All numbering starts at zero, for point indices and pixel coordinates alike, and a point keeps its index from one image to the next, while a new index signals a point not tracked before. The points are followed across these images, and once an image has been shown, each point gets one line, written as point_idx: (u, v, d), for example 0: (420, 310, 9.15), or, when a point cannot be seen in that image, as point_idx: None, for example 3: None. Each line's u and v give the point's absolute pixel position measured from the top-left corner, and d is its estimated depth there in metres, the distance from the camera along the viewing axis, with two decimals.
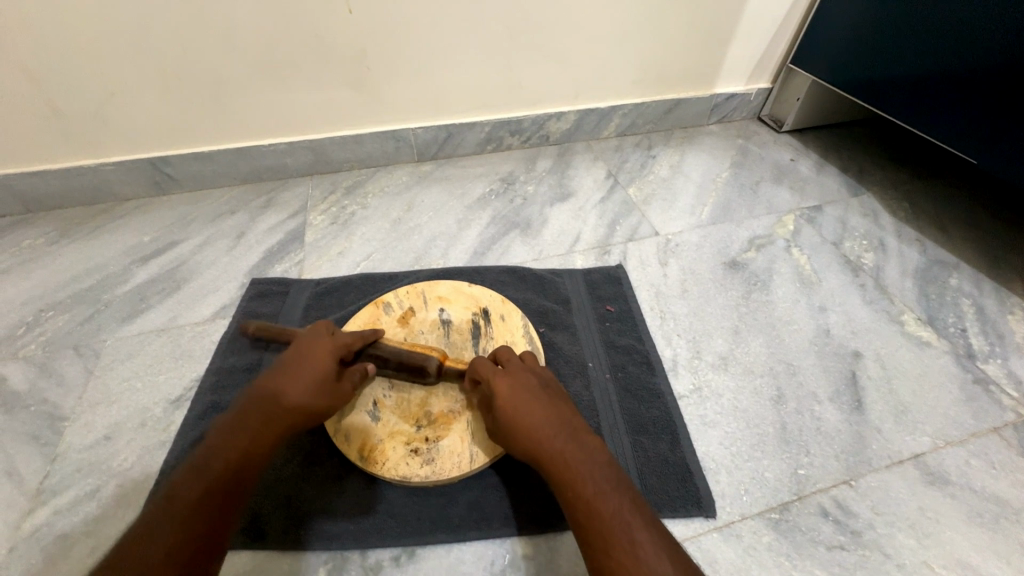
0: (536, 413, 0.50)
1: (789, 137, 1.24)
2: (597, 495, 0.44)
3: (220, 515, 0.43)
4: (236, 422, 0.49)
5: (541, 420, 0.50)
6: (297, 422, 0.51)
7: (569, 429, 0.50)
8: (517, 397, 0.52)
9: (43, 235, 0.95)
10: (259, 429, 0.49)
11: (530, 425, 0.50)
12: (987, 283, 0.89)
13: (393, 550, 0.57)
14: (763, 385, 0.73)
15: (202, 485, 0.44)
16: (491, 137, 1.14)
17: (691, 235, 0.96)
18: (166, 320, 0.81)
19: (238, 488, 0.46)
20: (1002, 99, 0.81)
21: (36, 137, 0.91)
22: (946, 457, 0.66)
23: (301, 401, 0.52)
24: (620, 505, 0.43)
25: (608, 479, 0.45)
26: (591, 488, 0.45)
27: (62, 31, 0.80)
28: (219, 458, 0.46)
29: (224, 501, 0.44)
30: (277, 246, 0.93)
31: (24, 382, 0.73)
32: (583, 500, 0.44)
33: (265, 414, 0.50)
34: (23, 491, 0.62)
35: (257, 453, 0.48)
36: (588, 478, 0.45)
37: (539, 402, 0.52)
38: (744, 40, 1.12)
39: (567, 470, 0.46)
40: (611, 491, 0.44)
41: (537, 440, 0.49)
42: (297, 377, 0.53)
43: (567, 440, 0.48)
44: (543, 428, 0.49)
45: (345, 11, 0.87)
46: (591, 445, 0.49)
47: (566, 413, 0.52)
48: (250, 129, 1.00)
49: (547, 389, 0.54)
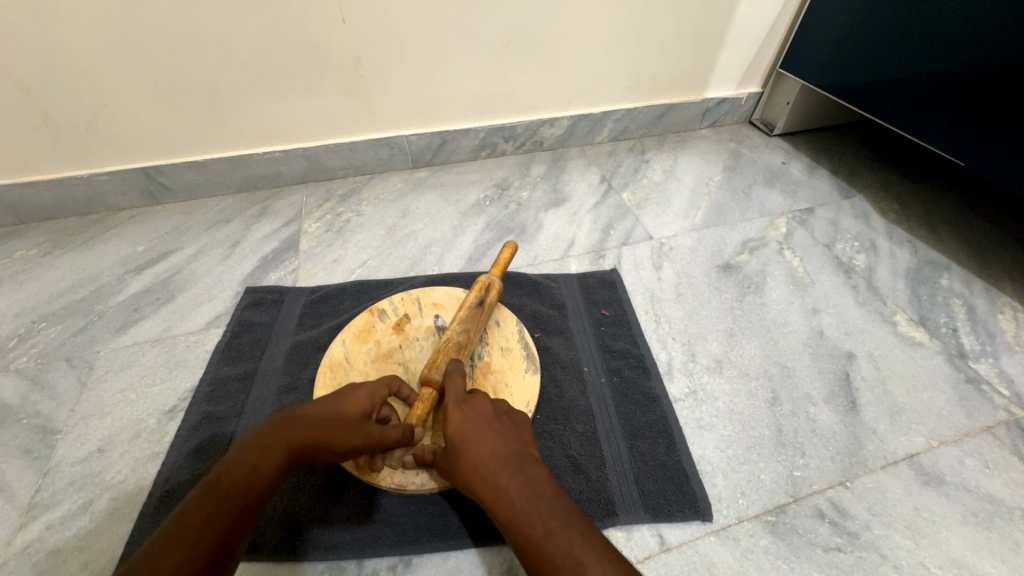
0: (481, 452, 0.49)
1: (780, 140, 1.25)
2: (548, 534, 0.43)
3: (230, 534, 0.43)
4: (250, 438, 0.48)
5: (486, 458, 0.49)
6: (313, 449, 0.49)
7: (514, 464, 0.48)
8: (466, 434, 0.51)
9: (35, 246, 0.95)
10: (270, 445, 0.48)
11: (476, 464, 0.49)
12: (978, 283, 0.90)
13: (389, 560, 0.57)
14: (758, 387, 0.73)
15: (212, 501, 0.44)
16: (486, 143, 1.14)
17: (684, 238, 0.97)
18: (161, 329, 0.80)
19: (249, 509, 0.45)
20: (988, 101, 0.82)
21: (29, 148, 0.91)
22: (940, 457, 0.67)
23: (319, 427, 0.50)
24: (572, 540, 0.42)
25: (556, 515, 0.44)
26: (541, 527, 0.43)
27: (55, 42, 0.80)
28: (232, 477, 0.46)
29: (235, 522, 0.44)
30: (272, 255, 0.93)
31: (16, 395, 0.72)
32: (534, 542, 0.43)
33: (284, 434, 0.48)
34: (14, 505, 0.61)
35: (270, 474, 0.47)
36: (535, 517, 0.44)
37: (487, 437, 0.50)
38: (734, 46, 1.14)
39: (515, 512, 0.45)
40: (561, 527, 0.43)
41: (483, 483, 0.48)
42: (328, 407, 0.52)
43: (512, 478, 0.47)
44: (490, 467, 0.48)
45: (339, 19, 0.88)
46: (539, 479, 0.47)
47: (514, 444, 0.50)
48: (245, 138, 1.00)
49: (495, 416, 0.53)
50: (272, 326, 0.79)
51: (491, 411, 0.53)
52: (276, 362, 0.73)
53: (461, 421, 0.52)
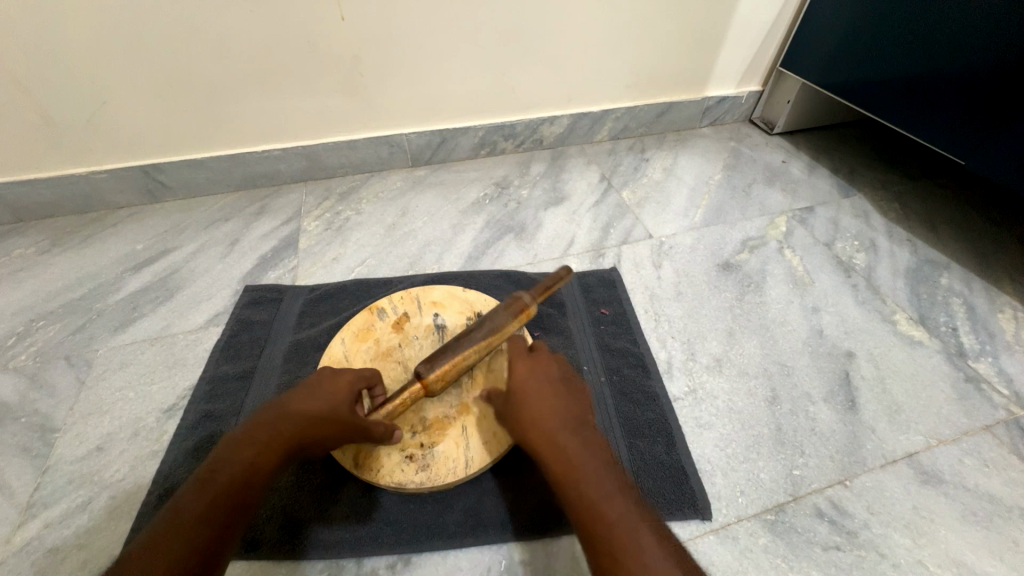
0: (545, 407, 0.51)
1: (780, 139, 1.25)
2: (605, 498, 0.45)
3: (225, 529, 0.43)
4: (244, 434, 0.49)
5: (550, 416, 0.50)
6: (304, 441, 0.50)
7: (576, 426, 0.50)
8: (532, 390, 0.53)
9: (34, 244, 0.95)
10: (266, 443, 0.48)
11: (539, 419, 0.50)
12: (978, 282, 0.90)
13: (389, 559, 0.57)
14: (758, 386, 0.73)
15: (208, 498, 0.44)
16: (485, 142, 1.14)
17: (684, 237, 0.97)
18: (160, 328, 0.80)
19: (243, 503, 0.45)
20: (987, 100, 0.82)
21: (27, 146, 0.91)
22: (939, 456, 0.67)
23: (308, 419, 0.50)
24: (627, 508, 0.44)
25: (614, 482, 0.46)
26: (598, 489, 0.45)
27: (54, 40, 0.80)
28: (224, 473, 0.46)
29: (228, 518, 0.44)
30: (271, 253, 0.93)
31: (15, 393, 0.72)
32: (589, 501, 0.45)
33: (274, 428, 0.49)
34: (13, 504, 0.61)
35: (263, 468, 0.47)
36: (595, 479, 0.46)
37: (552, 397, 0.52)
38: (734, 44, 1.13)
39: (574, 468, 0.47)
40: (617, 494, 0.45)
41: (543, 436, 0.49)
42: (310, 395, 0.51)
43: (575, 437, 0.49)
44: (552, 423, 0.50)
45: (338, 17, 0.88)
46: (597, 446, 0.49)
47: (576, 409, 0.52)
48: (244, 137, 1.00)
49: (561, 379, 0.55)
50: (271, 324, 0.79)
51: (557, 373, 0.55)
52: (275, 360, 0.73)
53: (527, 377, 0.54)
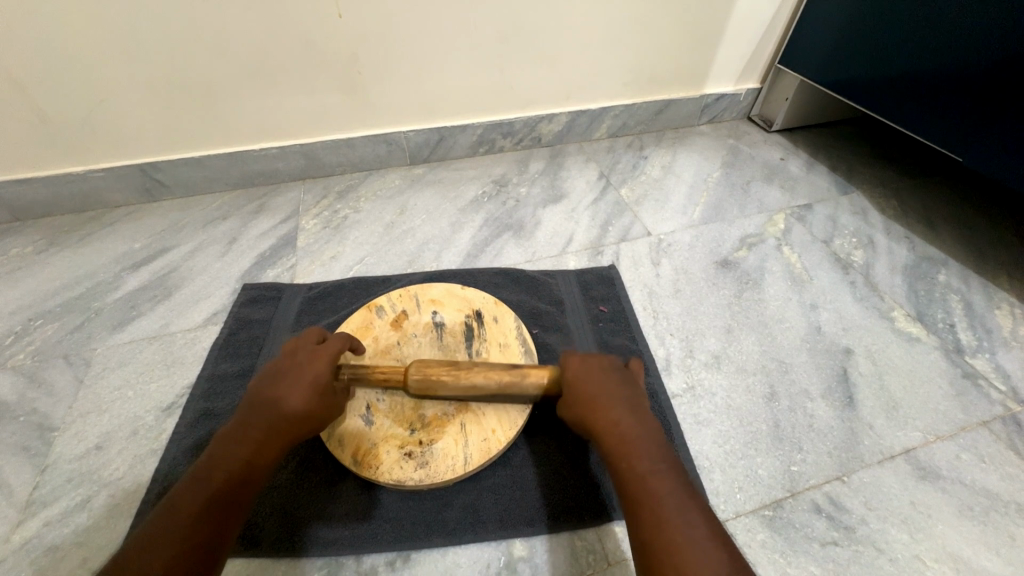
0: (599, 388, 0.51)
1: (779, 136, 1.25)
2: (652, 473, 0.45)
3: (223, 525, 0.43)
4: (237, 431, 0.49)
5: (604, 395, 0.51)
6: (293, 433, 0.50)
7: (630, 406, 0.50)
8: (587, 374, 0.53)
9: (32, 243, 0.95)
10: (261, 440, 0.49)
11: (593, 398, 0.51)
12: (975, 278, 0.90)
13: (388, 555, 0.57)
14: (756, 382, 0.73)
15: (204, 495, 0.44)
16: (484, 139, 1.14)
17: (683, 235, 0.97)
18: (159, 326, 0.80)
19: (239, 499, 0.45)
20: (985, 97, 0.82)
21: (24, 145, 0.90)
22: (936, 452, 0.67)
23: (299, 412, 0.51)
24: (673, 486, 0.44)
25: (664, 460, 0.46)
26: (646, 465, 0.45)
27: (51, 39, 0.80)
28: (221, 470, 0.46)
29: (226, 515, 0.44)
30: (270, 251, 0.93)
31: (13, 392, 0.72)
32: (635, 473, 0.45)
33: (264, 421, 0.49)
34: (13, 503, 0.61)
35: (259, 464, 0.48)
36: (645, 454, 0.46)
37: (608, 379, 0.52)
38: (733, 42, 1.13)
39: (624, 444, 0.47)
40: (665, 472, 0.45)
41: (596, 411, 0.50)
42: (296, 383, 0.52)
43: (629, 416, 0.49)
44: (604, 402, 0.50)
45: (336, 14, 0.87)
46: (649, 425, 0.49)
47: (631, 393, 0.52)
48: (242, 136, 1.00)
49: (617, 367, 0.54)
50: (270, 323, 0.79)
51: (608, 363, 0.54)
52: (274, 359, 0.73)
53: (581, 366, 0.54)
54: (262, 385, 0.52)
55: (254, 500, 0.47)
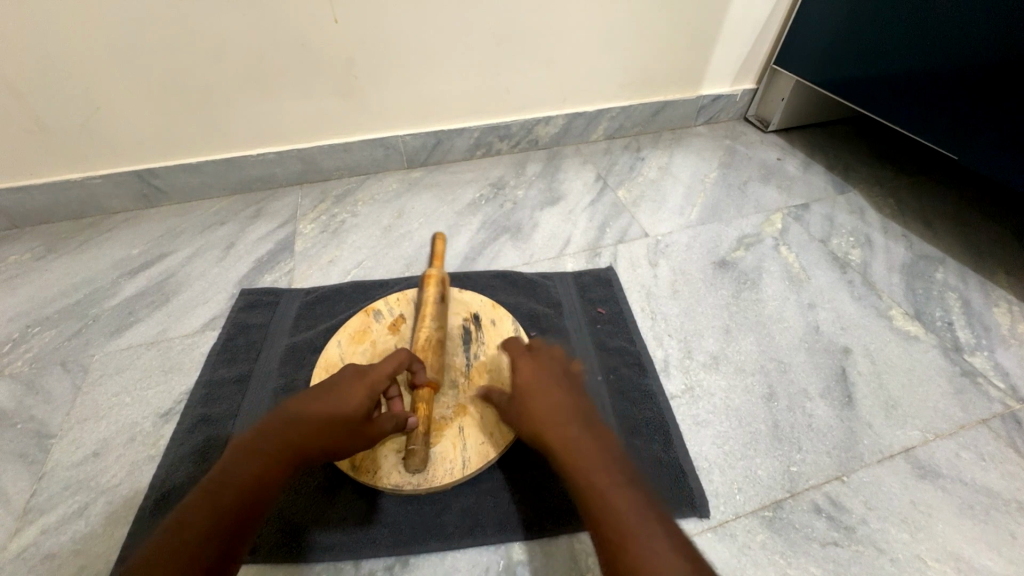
0: (556, 401, 0.52)
1: (776, 136, 1.25)
2: (611, 485, 0.44)
3: (228, 548, 0.43)
4: (252, 443, 0.48)
5: (557, 411, 0.51)
6: (311, 451, 0.49)
7: (582, 420, 0.50)
8: (542, 389, 0.53)
9: (30, 250, 0.95)
10: (274, 456, 0.48)
11: (546, 414, 0.51)
12: (973, 276, 0.90)
13: (387, 560, 0.57)
14: (754, 383, 0.73)
15: (211, 513, 0.43)
16: (481, 143, 1.14)
17: (680, 236, 0.97)
18: (156, 332, 0.80)
19: (247, 518, 0.45)
20: (980, 95, 0.83)
21: (23, 153, 0.91)
22: (936, 450, 0.67)
23: (318, 431, 0.49)
24: (634, 496, 0.44)
25: (621, 472, 0.46)
26: (608, 479, 0.45)
27: (46, 47, 0.80)
28: (231, 486, 0.45)
29: (232, 535, 0.43)
30: (268, 256, 0.93)
31: (11, 400, 0.72)
32: (595, 488, 0.44)
33: (281, 439, 0.48)
34: (10, 511, 0.61)
35: (269, 482, 0.47)
36: (602, 467, 0.46)
37: (564, 395, 0.53)
38: (729, 42, 1.14)
39: (582, 458, 0.47)
40: (626, 485, 0.45)
41: (551, 424, 0.50)
42: (323, 402, 0.51)
43: (583, 429, 0.49)
44: (561, 421, 0.50)
45: (332, 20, 0.88)
46: (602, 437, 0.49)
47: (585, 408, 0.52)
48: (239, 140, 1.00)
49: (572, 386, 0.55)
50: (267, 327, 0.79)
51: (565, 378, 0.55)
52: (272, 363, 0.73)
53: (536, 383, 0.54)
54: (291, 401, 0.52)
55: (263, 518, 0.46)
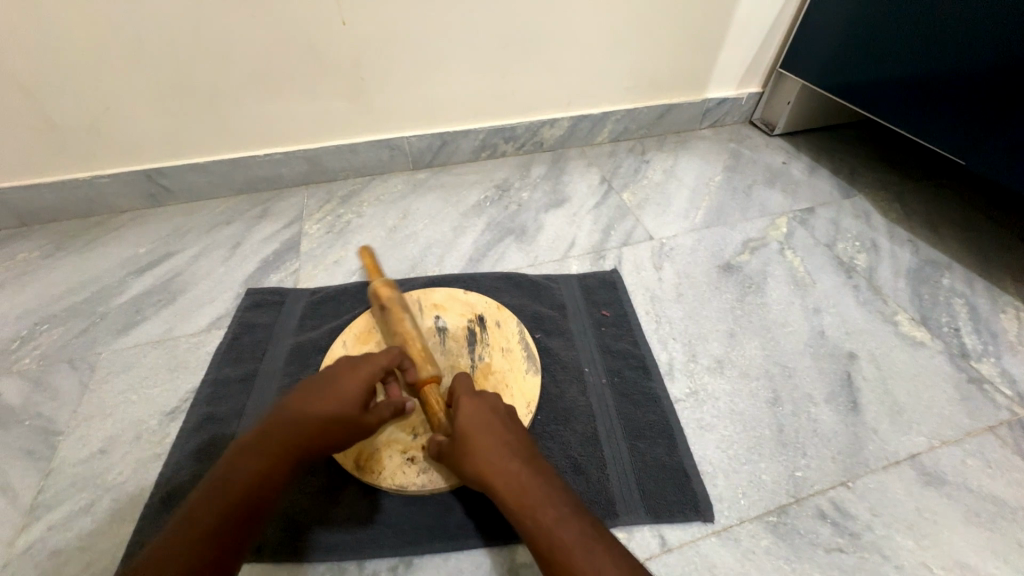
0: (494, 436, 0.50)
1: (781, 140, 1.25)
2: (556, 522, 0.44)
3: (232, 544, 0.43)
4: (257, 440, 0.48)
5: (496, 448, 0.49)
6: (313, 447, 0.49)
7: (520, 456, 0.49)
8: (479, 424, 0.51)
9: (37, 248, 0.95)
10: (278, 453, 0.48)
11: (483, 454, 0.49)
12: (980, 282, 0.90)
13: (390, 560, 0.57)
14: (759, 387, 0.73)
15: (217, 510, 0.44)
16: (486, 144, 1.14)
17: (685, 239, 0.97)
18: (163, 331, 0.80)
19: (252, 514, 0.45)
20: (988, 100, 0.82)
21: (32, 152, 0.91)
22: (941, 457, 0.66)
23: (318, 426, 0.50)
24: (578, 529, 0.44)
25: (565, 504, 0.46)
26: (549, 516, 0.45)
27: (56, 47, 0.81)
28: (235, 483, 0.45)
29: (236, 532, 0.43)
30: (273, 256, 0.93)
31: (18, 397, 0.72)
32: (543, 528, 0.44)
33: (284, 436, 0.48)
34: (17, 507, 0.61)
35: (273, 479, 0.47)
36: (545, 504, 0.45)
37: (501, 429, 0.51)
38: (735, 45, 1.14)
39: (524, 497, 0.46)
40: (570, 517, 0.44)
41: (491, 464, 0.48)
42: (320, 399, 0.51)
43: (521, 464, 0.48)
44: (498, 458, 0.49)
45: (340, 21, 0.88)
46: (542, 471, 0.48)
47: (521, 440, 0.51)
48: (246, 141, 1.00)
49: (506, 417, 0.54)
50: (273, 326, 0.79)
51: (503, 407, 0.54)
52: (277, 363, 0.73)
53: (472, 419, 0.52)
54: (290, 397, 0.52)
55: (268, 514, 0.47)
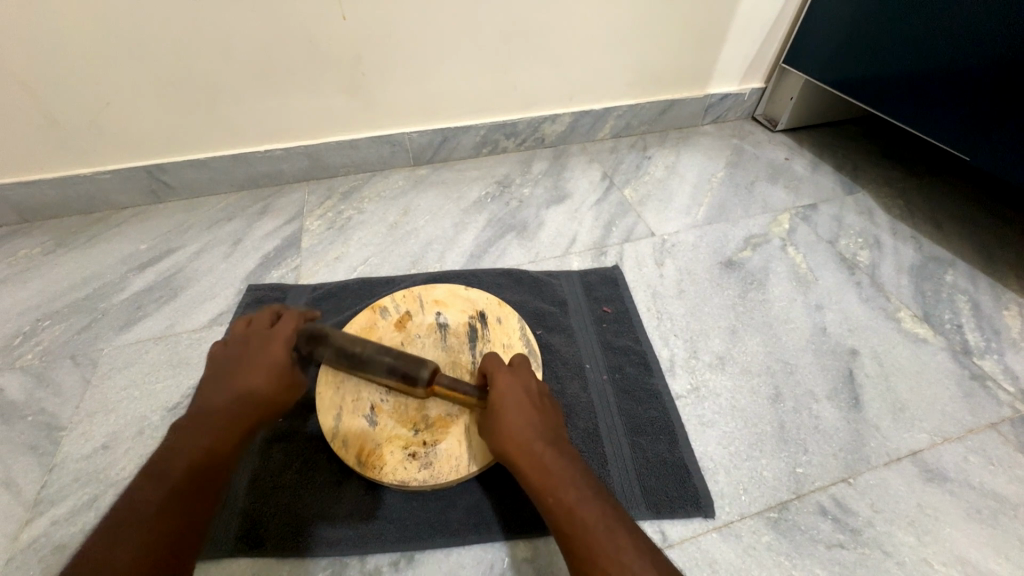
0: (524, 414, 0.51)
1: (784, 136, 1.24)
2: (579, 501, 0.45)
3: (192, 513, 0.46)
4: (200, 420, 0.51)
5: (524, 427, 0.50)
6: (255, 417, 0.53)
7: (548, 436, 0.50)
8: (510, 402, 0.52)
9: (40, 244, 0.96)
10: (225, 428, 0.51)
11: (513, 431, 0.50)
12: (983, 279, 0.89)
13: (392, 555, 0.57)
14: (760, 384, 0.73)
15: (168, 486, 0.46)
16: (486, 140, 1.14)
17: (687, 235, 0.97)
18: (164, 327, 0.81)
19: (206, 484, 0.48)
20: (991, 96, 0.82)
21: (33, 148, 0.91)
22: (943, 454, 0.66)
23: (258, 396, 0.54)
24: (600, 511, 0.44)
25: (589, 486, 0.46)
26: (573, 494, 0.45)
27: (56, 44, 0.81)
28: (182, 460, 0.48)
29: (193, 502, 0.46)
30: (274, 252, 0.93)
31: (21, 392, 0.72)
32: (564, 506, 0.45)
33: (226, 412, 0.52)
34: (21, 502, 0.61)
35: (224, 451, 0.50)
36: (570, 484, 0.46)
37: (531, 408, 0.52)
38: (737, 40, 1.13)
39: (549, 475, 0.47)
40: (593, 497, 0.45)
41: (519, 441, 0.49)
42: (248, 372, 0.54)
43: (548, 445, 0.49)
44: (524, 437, 0.49)
45: (340, 17, 0.88)
46: (569, 454, 0.49)
47: (551, 421, 0.52)
48: (246, 137, 1.00)
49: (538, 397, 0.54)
50: None
51: (534, 384, 0.55)
52: None
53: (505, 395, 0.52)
54: (217, 372, 0.55)
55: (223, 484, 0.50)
